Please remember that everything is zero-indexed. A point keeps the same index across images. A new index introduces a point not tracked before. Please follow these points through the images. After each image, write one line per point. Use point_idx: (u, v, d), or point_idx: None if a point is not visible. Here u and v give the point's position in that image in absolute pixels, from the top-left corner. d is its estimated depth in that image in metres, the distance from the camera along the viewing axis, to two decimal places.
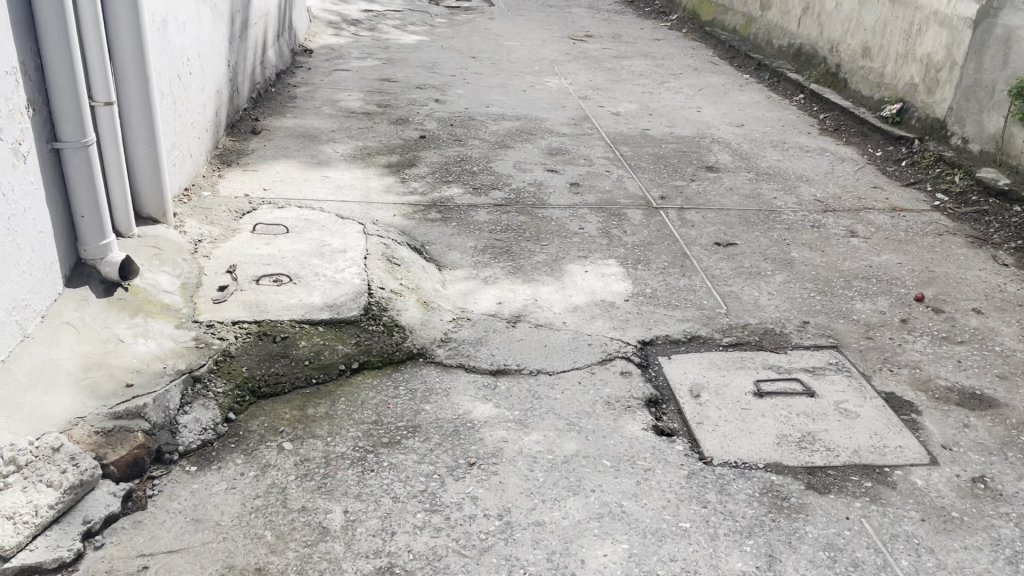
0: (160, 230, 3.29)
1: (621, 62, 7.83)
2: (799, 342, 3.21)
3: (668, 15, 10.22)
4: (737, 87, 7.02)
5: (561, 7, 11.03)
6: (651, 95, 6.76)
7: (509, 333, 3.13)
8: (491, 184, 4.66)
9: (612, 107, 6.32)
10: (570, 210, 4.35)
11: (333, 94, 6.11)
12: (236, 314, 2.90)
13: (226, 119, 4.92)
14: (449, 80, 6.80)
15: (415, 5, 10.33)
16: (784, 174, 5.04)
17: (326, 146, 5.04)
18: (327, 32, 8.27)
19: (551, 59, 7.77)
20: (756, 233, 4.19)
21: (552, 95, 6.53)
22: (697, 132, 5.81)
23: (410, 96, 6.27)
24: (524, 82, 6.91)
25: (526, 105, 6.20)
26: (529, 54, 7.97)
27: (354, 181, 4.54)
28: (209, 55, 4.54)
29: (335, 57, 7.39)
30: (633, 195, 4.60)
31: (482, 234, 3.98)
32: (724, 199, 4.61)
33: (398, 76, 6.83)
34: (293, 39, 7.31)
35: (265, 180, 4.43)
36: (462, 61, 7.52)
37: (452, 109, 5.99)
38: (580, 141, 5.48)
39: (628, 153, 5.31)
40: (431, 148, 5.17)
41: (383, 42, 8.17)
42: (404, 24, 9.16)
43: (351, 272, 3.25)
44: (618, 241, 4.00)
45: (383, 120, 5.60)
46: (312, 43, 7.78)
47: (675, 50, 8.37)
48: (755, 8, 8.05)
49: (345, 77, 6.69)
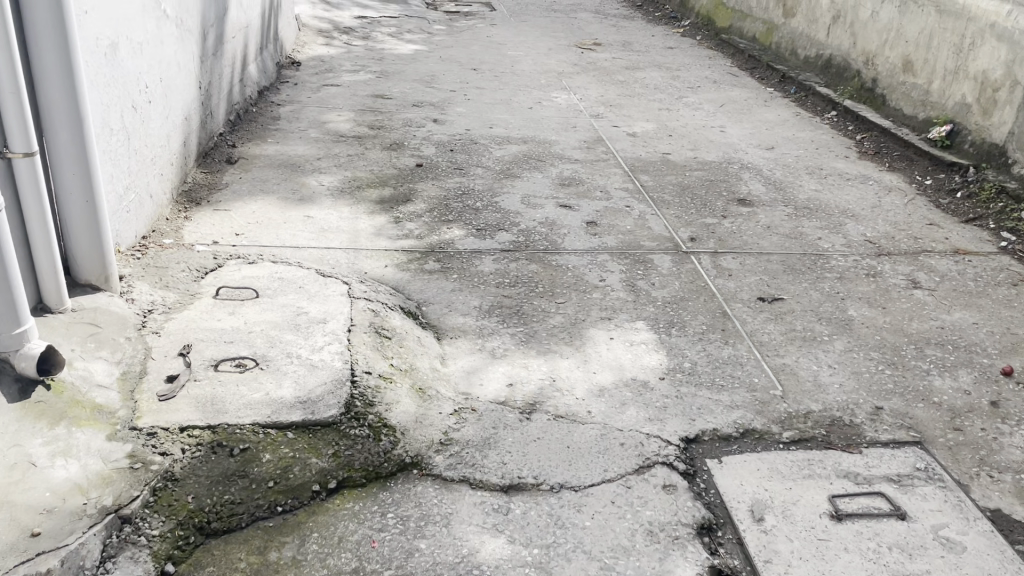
0: (101, 300, 2.73)
1: (633, 74, 7.28)
2: (874, 437, 2.65)
3: (681, 20, 9.66)
4: (762, 102, 6.45)
5: (566, 13, 10.47)
6: (669, 112, 6.21)
7: (524, 429, 2.56)
8: (497, 224, 4.10)
9: (627, 127, 5.77)
10: (588, 257, 3.80)
11: (321, 115, 5.55)
12: (185, 417, 2.34)
13: (197, 148, 4.35)
14: (449, 97, 6.24)
15: (412, 10, 9.78)
16: (825, 208, 4.48)
17: (310, 178, 4.48)
18: (317, 42, 7.72)
19: (558, 71, 7.22)
20: (804, 285, 3.63)
21: (562, 114, 5.98)
22: (723, 156, 5.26)
23: (406, 116, 5.71)
24: (530, 98, 6.35)
25: (534, 125, 5.65)
26: (534, 65, 7.41)
27: (341, 222, 3.98)
28: (175, 78, 3.98)
29: (325, 69, 6.83)
30: (658, 236, 4.04)
31: (487, 290, 3.42)
32: (762, 241, 4.05)
33: (393, 92, 6.27)
34: (280, 50, 6.75)
35: (239, 223, 3.86)
36: (463, 74, 6.96)
37: (452, 132, 5.44)
38: (595, 168, 4.93)
39: (649, 184, 4.73)
40: (429, 179, 4.61)
41: (378, 52, 7.61)
42: (400, 31, 8.61)
43: (331, 351, 2.69)
44: (646, 298, 3.44)
45: (376, 145, 5.04)
46: (300, 55, 7.23)
47: (691, 59, 7.82)
48: (777, 15, 7.49)
49: (335, 93, 6.13)
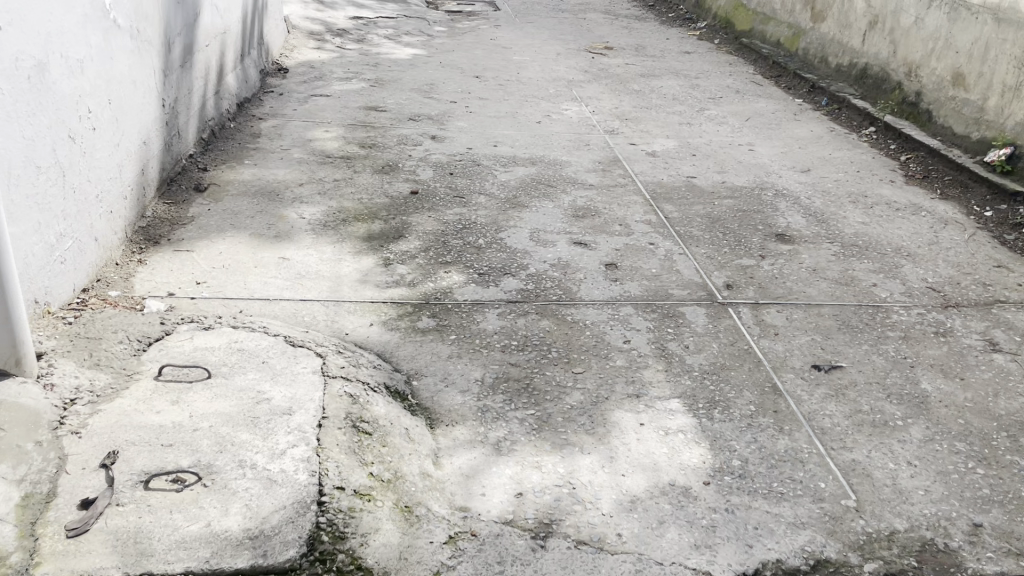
0: (8, 391, 2.19)
1: (649, 82, 6.72)
2: (978, 570, 2.11)
3: (696, 22, 9.12)
4: (792, 116, 5.90)
5: (574, 13, 9.93)
6: (689, 126, 5.66)
7: (538, 565, 2.01)
8: (502, 267, 3.55)
9: (646, 145, 5.21)
10: (609, 309, 3.26)
11: (305, 133, 4.99)
12: (98, 565, 1.79)
13: (158, 176, 3.81)
14: (449, 109, 5.69)
15: (411, 10, 9.23)
16: (876, 246, 3.93)
17: (289, 209, 3.93)
18: (308, 46, 7.17)
19: (568, 79, 6.67)
20: (864, 349, 3.08)
21: (573, 130, 5.43)
22: (754, 179, 4.71)
23: (401, 133, 5.16)
24: (538, 111, 5.80)
25: (542, 144, 5.11)
26: (542, 72, 6.87)
27: (321, 266, 3.43)
28: (128, 98, 3.44)
29: (315, 77, 6.27)
30: (688, 282, 3.49)
31: (491, 356, 2.87)
32: (809, 288, 3.51)
33: (387, 104, 5.72)
34: (265, 56, 6.20)
35: (201, 269, 3.32)
36: (465, 82, 6.42)
37: (451, 151, 4.89)
38: (613, 196, 4.38)
39: (673, 215, 4.17)
40: (425, 210, 4.07)
41: (373, 57, 7.06)
42: (398, 34, 8.05)
43: (295, 457, 2.14)
44: (679, 366, 2.90)
45: (366, 169, 4.50)
46: (289, 60, 6.68)
47: (710, 66, 7.27)
48: (805, 19, 6.93)
49: (323, 105, 5.58)
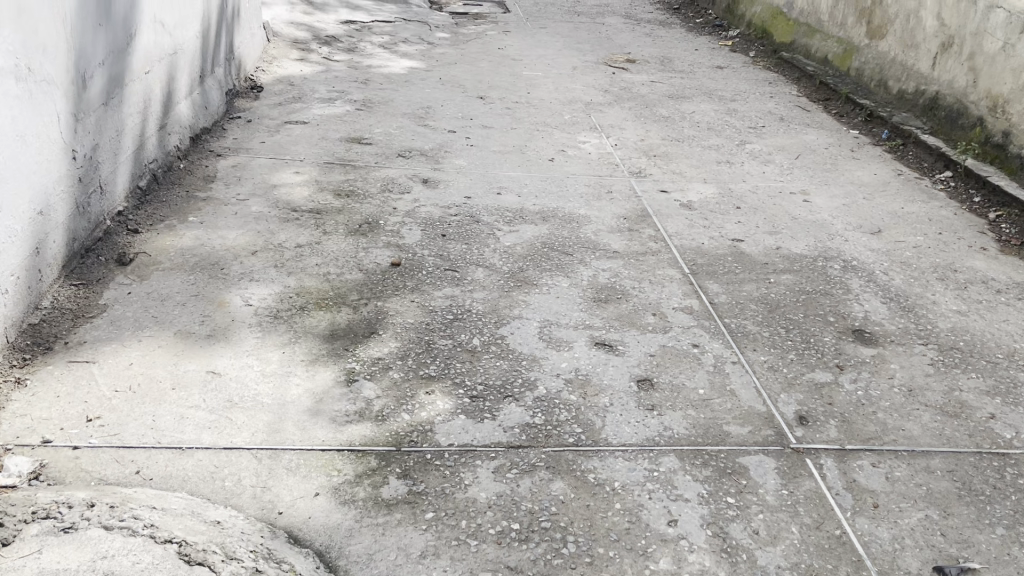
0: None
1: (679, 106, 5.86)
2: None
3: (727, 30, 8.25)
4: (847, 155, 5.04)
5: (591, 16, 9.07)
6: (729, 166, 4.80)
7: None
8: (503, 384, 2.70)
9: (680, 194, 4.36)
10: (644, 459, 2.41)
11: (270, 177, 4.14)
12: None
13: (60, 254, 2.98)
14: (446, 142, 4.84)
15: (412, 12, 8.37)
16: (982, 350, 3.07)
17: (233, 292, 3.09)
18: (290, 57, 6.32)
19: (585, 102, 5.82)
20: (998, 534, 2.23)
21: (592, 171, 4.58)
22: (814, 243, 3.86)
23: (387, 175, 4.32)
24: (551, 145, 4.95)
25: (557, 192, 4.27)
26: (555, 92, 6.02)
27: (262, 386, 2.59)
28: (9, 160, 2.60)
29: (293, 97, 5.43)
30: (748, 412, 2.64)
31: (482, 554, 2.03)
32: (907, 421, 2.65)
33: (373, 134, 4.88)
34: (234, 72, 5.36)
35: (98, 394, 2.49)
36: (467, 105, 5.56)
37: (446, 202, 4.05)
38: (642, 268, 3.53)
39: (719, 298, 3.32)
40: (407, 291, 3.23)
41: (363, 71, 6.20)
42: (395, 41, 7.19)
43: None
44: (749, 569, 2.05)
45: (339, 230, 3.65)
46: (266, 75, 5.83)
47: (747, 85, 6.41)
48: (859, 34, 6.06)
49: (299, 135, 4.74)
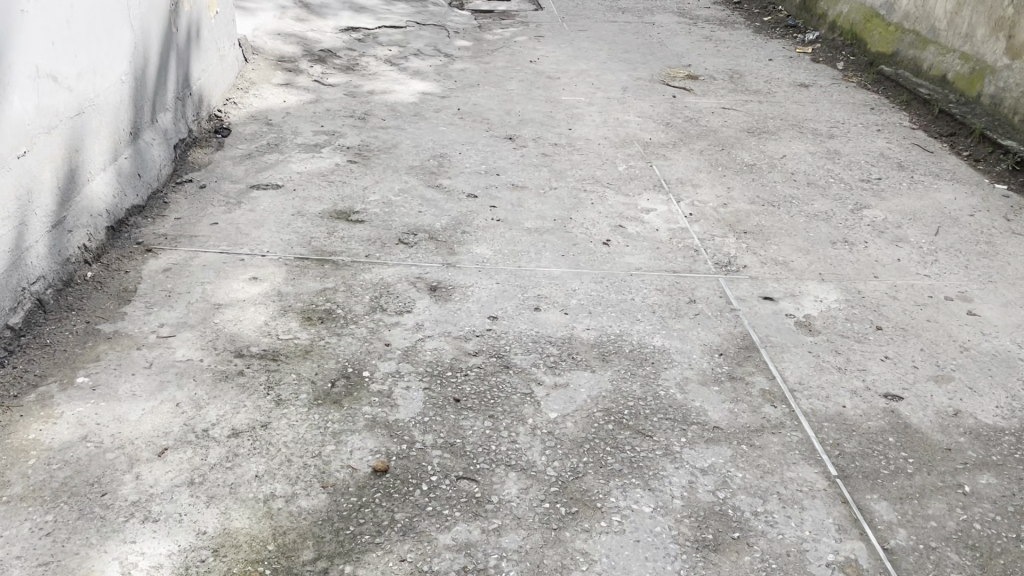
0: None
1: (763, 146, 4.62)
2: None
3: (805, 33, 6.99)
4: (1004, 228, 3.78)
5: (638, 14, 7.81)
6: (847, 247, 3.56)
7: None
8: None
9: (790, 302, 3.13)
10: None
11: (213, 289, 2.94)
12: None
13: None
14: (464, 217, 3.65)
15: (428, 15, 7.14)
16: None
17: (108, 555, 1.89)
18: (273, 81, 5.11)
19: (644, 143, 4.60)
20: None
21: (664, 261, 3.37)
22: (1008, 404, 2.61)
23: (383, 277, 3.12)
24: (605, 217, 3.73)
25: (620, 305, 3.05)
26: (606, 128, 4.80)
27: None
28: None
29: (266, 144, 4.22)
30: None
31: None
32: None
33: (368, 206, 3.68)
34: (190, 114, 4.15)
35: None
36: (494, 152, 4.35)
37: (462, 328, 2.85)
38: (761, 464, 2.30)
39: (895, 539, 2.07)
40: (395, 532, 2.01)
41: (363, 100, 4.99)
42: (406, 55, 5.97)
43: None
44: None
45: (302, 394, 2.45)
46: (239, 110, 4.64)
47: (843, 114, 5.16)
48: (993, 51, 4.76)
49: (265, 210, 3.54)
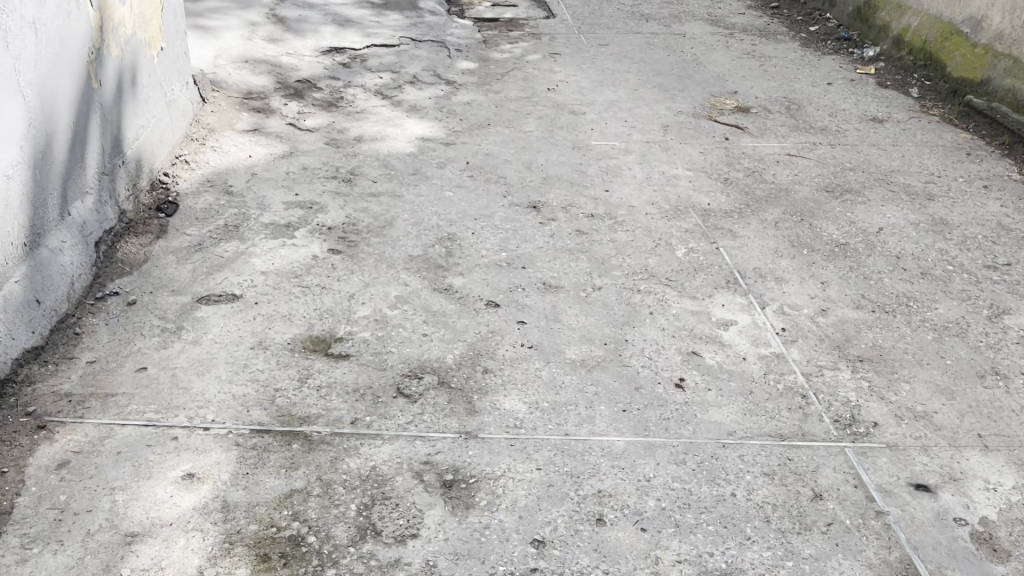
0: None
1: (849, 215, 3.73)
2: None
3: (863, 50, 6.09)
4: None
5: (665, 24, 6.88)
6: (1000, 383, 2.66)
7: None
8: None
9: (952, 496, 2.21)
10: None
11: (126, 502, 2.00)
12: None
13: None
14: (483, 342, 2.72)
15: (425, 27, 6.19)
16: None
17: None
18: (238, 128, 4.16)
19: (702, 211, 3.71)
20: None
21: (763, 417, 2.45)
22: None
23: (376, 463, 2.19)
24: (670, 336, 2.81)
25: (717, 505, 2.13)
26: (651, 190, 3.90)
27: None
28: None
29: (223, 227, 3.28)
30: None
31: None
32: None
33: (355, 327, 2.75)
34: (121, 190, 3.18)
35: None
36: (517, 232, 3.45)
37: (494, 566, 1.92)
38: None
39: None
40: None
41: (350, 153, 4.06)
42: (401, 84, 5.03)
43: None
44: None
45: None
46: (192, 173, 3.69)
47: (934, 165, 4.27)
48: None
49: (215, 342, 2.61)
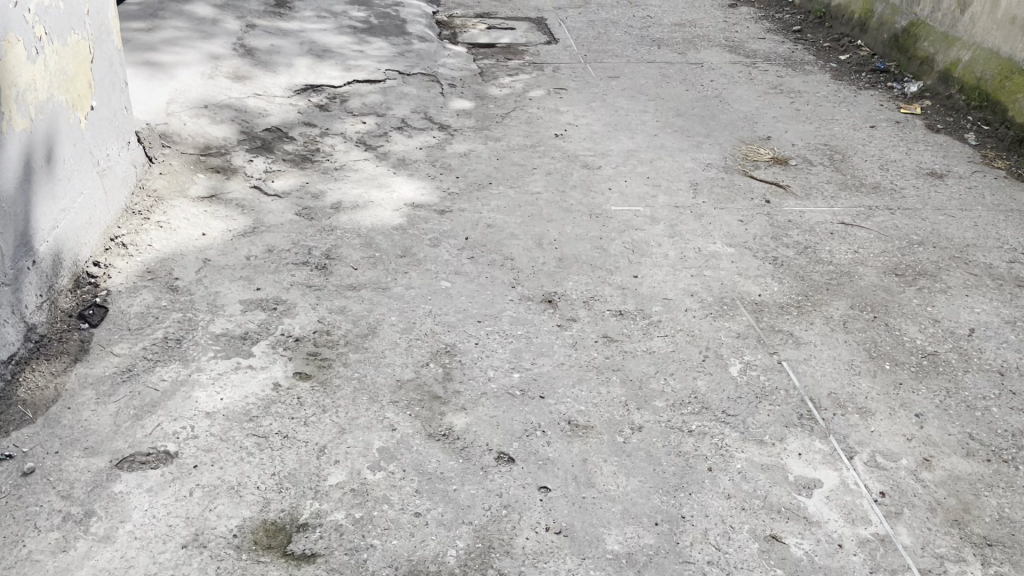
0: None
1: (931, 309, 3.10)
2: None
3: (904, 83, 5.49)
4: None
5: (679, 51, 6.24)
6: None
7: None
8: None
9: None
10: None
11: None
12: None
13: None
14: (495, 525, 2.05)
15: (414, 56, 5.52)
16: None
17: None
18: (192, 194, 3.48)
19: (752, 304, 3.07)
20: None
21: None
22: None
23: None
24: (739, 506, 2.15)
25: None
26: (689, 273, 3.26)
27: None
28: None
29: (160, 342, 2.60)
30: None
31: None
32: None
33: (324, 503, 2.07)
34: (28, 300, 2.50)
35: None
36: (531, 339, 2.79)
37: None
38: None
39: None
40: None
41: (325, 227, 3.39)
42: (387, 131, 4.37)
43: None
44: None
45: None
46: (129, 261, 3.00)
47: (1015, 237, 3.66)
48: None
49: (133, 538, 1.93)
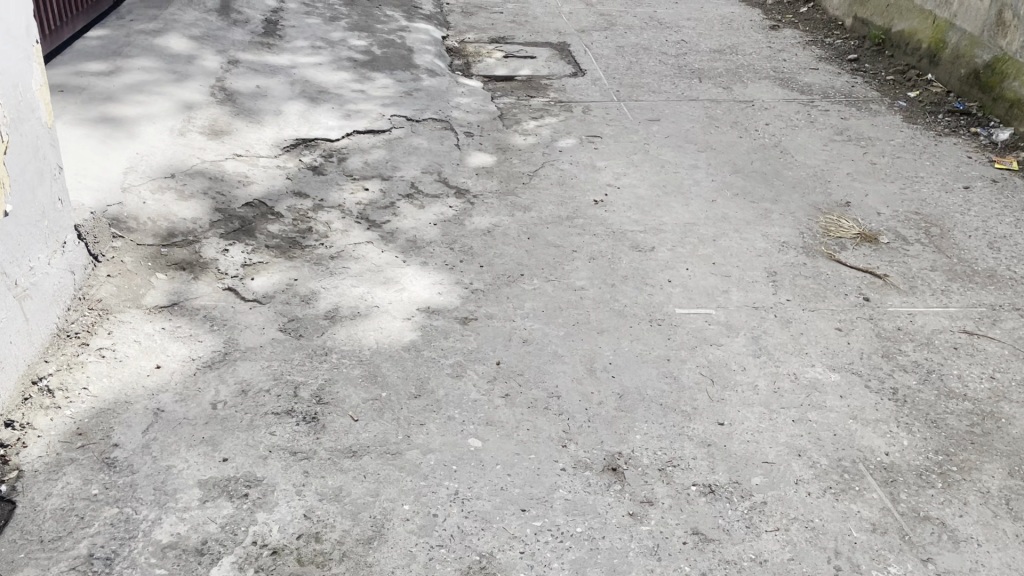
0: None
1: None
2: None
3: (991, 130, 4.76)
4: None
5: (724, 85, 5.49)
6: None
7: None
8: None
9: None
10: None
11: None
12: None
13: None
14: None
15: (423, 95, 4.76)
16: None
17: None
18: (147, 305, 2.73)
19: (880, 470, 2.32)
20: None
21: None
22: None
23: None
24: None
25: None
26: (789, 416, 2.51)
27: None
28: None
29: (81, 567, 1.86)
30: None
31: None
32: None
33: None
34: None
35: None
36: (597, 543, 2.03)
37: None
38: None
39: None
40: None
41: (318, 351, 2.64)
42: (394, 201, 3.61)
43: None
44: None
45: None
46: (55, 417, 2.26)
47: None
48: None
49: None
